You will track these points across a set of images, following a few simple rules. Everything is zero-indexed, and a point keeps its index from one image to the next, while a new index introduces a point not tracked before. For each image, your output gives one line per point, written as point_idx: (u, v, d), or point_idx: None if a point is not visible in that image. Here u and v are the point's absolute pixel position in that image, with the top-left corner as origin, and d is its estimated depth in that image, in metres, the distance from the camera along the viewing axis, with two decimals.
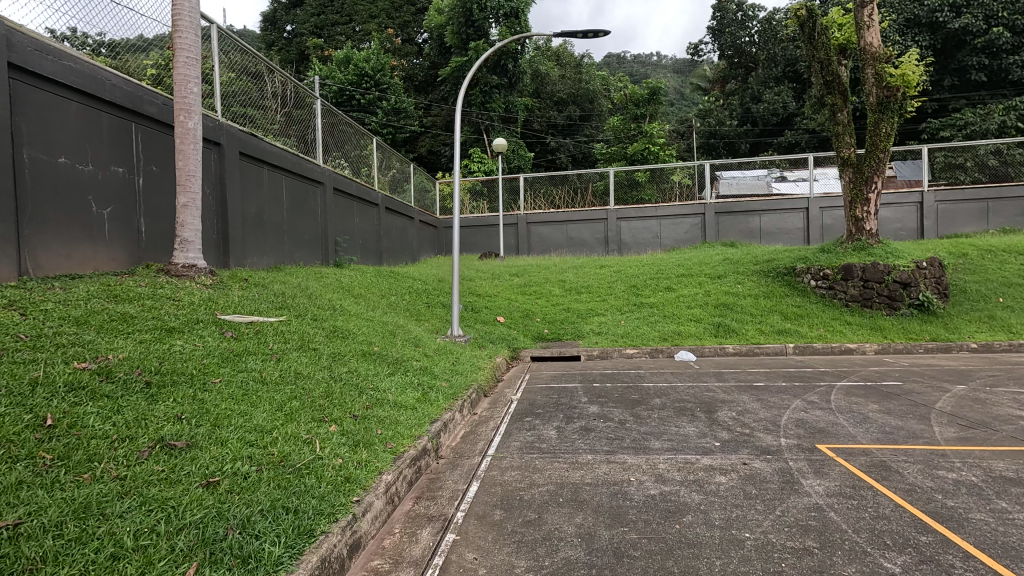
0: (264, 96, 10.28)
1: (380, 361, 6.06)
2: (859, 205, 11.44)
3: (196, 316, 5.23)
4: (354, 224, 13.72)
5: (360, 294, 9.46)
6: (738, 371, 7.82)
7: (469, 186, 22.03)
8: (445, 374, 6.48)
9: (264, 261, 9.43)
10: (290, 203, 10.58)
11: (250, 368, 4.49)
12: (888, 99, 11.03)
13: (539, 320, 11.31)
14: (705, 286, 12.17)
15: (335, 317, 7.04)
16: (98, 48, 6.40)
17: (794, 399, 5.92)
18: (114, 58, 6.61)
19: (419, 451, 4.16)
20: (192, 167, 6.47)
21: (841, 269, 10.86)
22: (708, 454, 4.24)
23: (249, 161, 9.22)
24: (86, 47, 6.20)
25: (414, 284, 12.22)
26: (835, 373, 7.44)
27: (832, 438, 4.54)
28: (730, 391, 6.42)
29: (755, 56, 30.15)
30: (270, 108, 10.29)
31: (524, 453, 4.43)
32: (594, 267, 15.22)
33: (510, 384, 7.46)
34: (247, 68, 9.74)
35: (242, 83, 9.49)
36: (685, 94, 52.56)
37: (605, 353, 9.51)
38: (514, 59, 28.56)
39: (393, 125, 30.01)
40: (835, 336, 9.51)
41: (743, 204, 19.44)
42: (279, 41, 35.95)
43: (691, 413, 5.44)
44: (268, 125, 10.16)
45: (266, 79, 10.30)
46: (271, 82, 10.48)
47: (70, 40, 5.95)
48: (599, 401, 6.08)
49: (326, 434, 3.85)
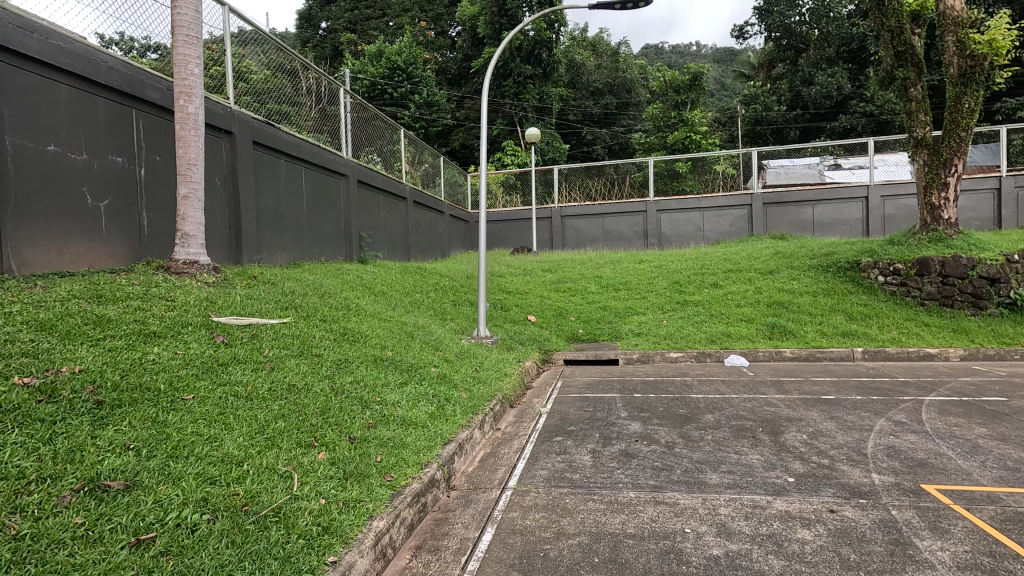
0: (300, 93, 10.14)
1: (392, 368, 5.41)
2: (935, 190, 10.27)
3: (185, 318, 4.68)
4: (379, 219, 13.15)
5: (381, 292, 8.88)
6: (800, 380, 6.84)
7: (501, 179, 21.33)
8: (464, 382, 5.79)
9: (281, 258, 8.95)
10: (309, 195, 10.04)
11: (235, 380, 3.90)
12: (972, 70, 9.75)
13: (573, 318, 10.53)
14: (756, 282, 11.11)
15: (348, 318, 6.43)
16: (145, 52, 6.57)
17: (876, 420, 4.96)
18: (160, 61, 6.75)
19: (425, 484, 3.47)
20: (192, 155, 5.97)
21: (915, 263, 9.66)
22: (782, 494, 3.38)
23: (264, 152, 8.70)
24: (133, 50, 6.36)
25: (440, 281, 11.61)
26: (918, 385, 6.38)
27: (939, 475, 3.62)
28: (796, 406, 5.48)
29: (806, 36, 28.29)
30: (305, 104, 10.12)
31: (552, 486, 3.68)
32: (632, 261, 14.29)
33: (540, 393, 6.70)
34: (283, 66, 9.60)
35: (278, 81, 9.37)
36: (726, 81, 50.39)
37: (646, 357, 8.65)
38: (548, 48, 27.65)
39: (426, 118, 29.61)
40: (911, 340, 8.37)
41: (794, 193, 18.06)
42: (315, 38, 36.02)
43: (752, 435, 4.55)
44: (304, 121, 10.05)
45: (302, 76, 10.11)
46: (306, 78, 10.29)
47: (119, 45, 6.12)
48: (641, 418, 5.26)
49: (312, 465, 3.21)
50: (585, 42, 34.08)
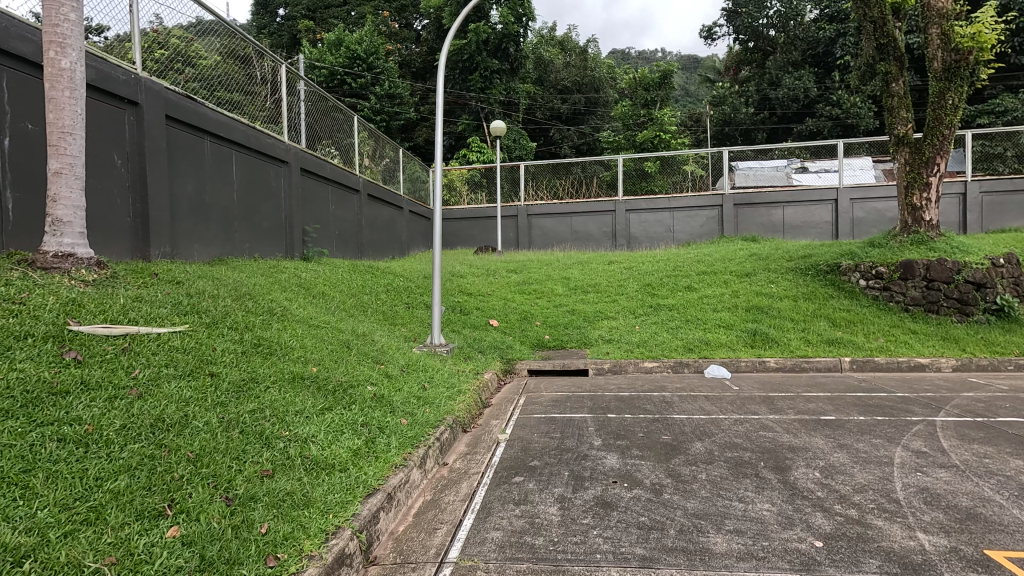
0: (253, 82, 9.42)
1: (314, 389, 4.38)
2: (916, 190, 9.80)
3: (26, 328, 3.54)
4: (327, 212, 11.91)
5: (320, 293, 7.77)
6: (791, 396, 6.09)
7: (466, 175, 20.30)
8: (405, 402, 4.78)
9: (203, 253, 7.71)
10: (241, 182, 8.79)
11: (70, 416, 2.84)
12: (957, 64, 9.29)
13: (538, 323, 9.64)
14: (732, 285, 10.44)
15: (267, 325, 5.31)
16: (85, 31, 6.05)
17: (891, 449, 4.19)
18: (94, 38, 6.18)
19: (329, 567, 2.50)
20: (66, 121, 4.79)
21: (899, 266, 9.14)
22: (814, 572, 2.53)
23: (183, 129, 7.45)
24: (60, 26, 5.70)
25: (394, 281, 10.54)
26: (923, 402, 5.70)
27: (999, 533, 2.87)
28: (795, 432, 4.69)
29: (773, 39, 28.22)
30: (259, 93, 9.46)
31: (507, 559, 2.75)
32: (601, 262, 13.52)
33: (499, 413, 5.73)
34: (234, 52, 8.92)
35: (228, 67, 8.71)
36: (690, 89, 50.48)
37: (618, 367, 7.80)
38: (516, 43, 27.13)
39: (387, 110, 28.29)
40: (900, 348, 7.79)
41: (765, 195, 17.64)
42: (271, 25, 34.18)
43: (755, 474, 3.73)
44: (257, 111, 9.37)
45: (256, 63, 9.42)
46: (260, 66, 9.57)
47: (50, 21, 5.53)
48: (617, 448, 4.36)
49: (148, 551, 2.20)
50: (553, 41, 33.43)
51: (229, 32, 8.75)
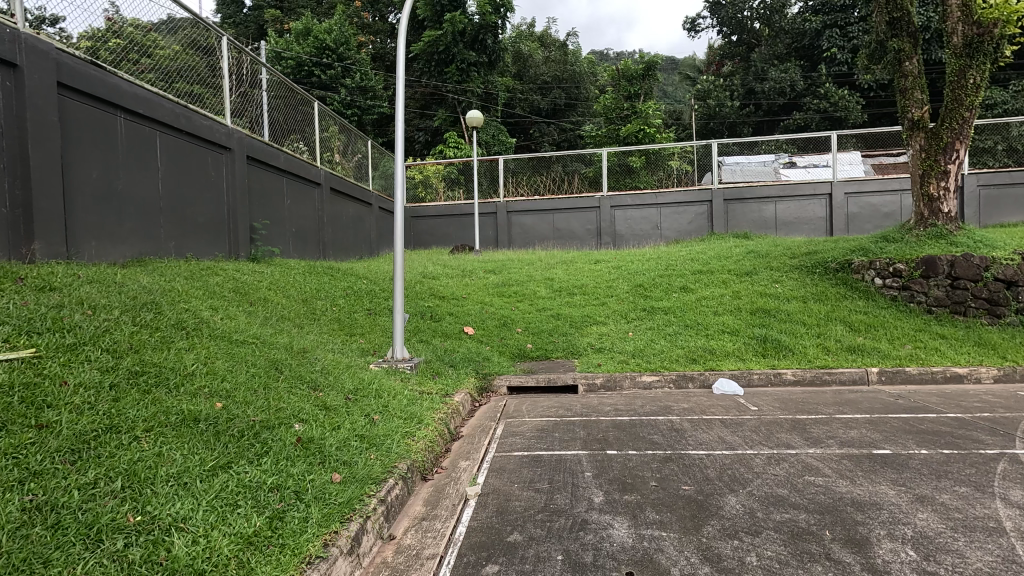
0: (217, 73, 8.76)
1: (208, 436, 3.15)
2: (933, 179, 8.89)
3: None
4: (280, 206, 10.53)
5: (260, 300, 6.53)
6: (824, 420, 5.05)
7: (443, 171, 19.05)
8: (342, 448, 3.56)
9: (110, 253, 6.36)
10: (167, 169, 7.42)
11: None
12: (979, 39, 8.47)
13: (519, 330, 8.49)
14: (733, 285, 9.41)
15: (165, 344, 4.05)
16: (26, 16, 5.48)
17: (990, 506, 3.14)
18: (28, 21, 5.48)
19: None
20: None
21: (920, 263, 8.25)
22: None
23: (85, 102, 6.11)
24: None
25: (356, 284, 9.29)
26: (983, 426, 4.72)
27: None
28: (851, 477, 3.60)
29: (758, 32, 27.59)
30: (222, 86, 8.76)
31: None
32: (587, 261, 12.41)
33: (471, 450, 4.56)
34: (196, 43, 8.33)
35: (188, 57, 8.07)
36: (670, 87, 49.82)
37: (612, 382, 6.69)
38: (493, 35, 25.88)
39: (358, 104, 26.88)
40: (931, 356, 6.84)
41: (755, 190, 16.77)
42: (237, 15, 32.27)
43: (824, 555, 2.65)
44: (218, 104, 8.66)
45: (222, 55, 8.85)
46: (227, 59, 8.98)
47: None
48: (626, 509, 3.23)
49: None
50: (532, 36, 32.46)
51: (184, 15, 7.95)
